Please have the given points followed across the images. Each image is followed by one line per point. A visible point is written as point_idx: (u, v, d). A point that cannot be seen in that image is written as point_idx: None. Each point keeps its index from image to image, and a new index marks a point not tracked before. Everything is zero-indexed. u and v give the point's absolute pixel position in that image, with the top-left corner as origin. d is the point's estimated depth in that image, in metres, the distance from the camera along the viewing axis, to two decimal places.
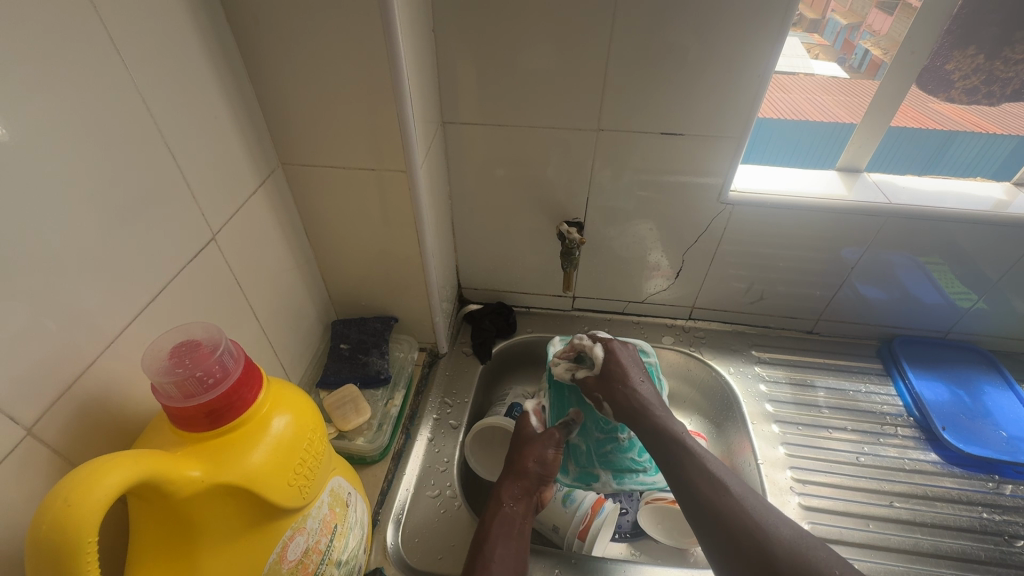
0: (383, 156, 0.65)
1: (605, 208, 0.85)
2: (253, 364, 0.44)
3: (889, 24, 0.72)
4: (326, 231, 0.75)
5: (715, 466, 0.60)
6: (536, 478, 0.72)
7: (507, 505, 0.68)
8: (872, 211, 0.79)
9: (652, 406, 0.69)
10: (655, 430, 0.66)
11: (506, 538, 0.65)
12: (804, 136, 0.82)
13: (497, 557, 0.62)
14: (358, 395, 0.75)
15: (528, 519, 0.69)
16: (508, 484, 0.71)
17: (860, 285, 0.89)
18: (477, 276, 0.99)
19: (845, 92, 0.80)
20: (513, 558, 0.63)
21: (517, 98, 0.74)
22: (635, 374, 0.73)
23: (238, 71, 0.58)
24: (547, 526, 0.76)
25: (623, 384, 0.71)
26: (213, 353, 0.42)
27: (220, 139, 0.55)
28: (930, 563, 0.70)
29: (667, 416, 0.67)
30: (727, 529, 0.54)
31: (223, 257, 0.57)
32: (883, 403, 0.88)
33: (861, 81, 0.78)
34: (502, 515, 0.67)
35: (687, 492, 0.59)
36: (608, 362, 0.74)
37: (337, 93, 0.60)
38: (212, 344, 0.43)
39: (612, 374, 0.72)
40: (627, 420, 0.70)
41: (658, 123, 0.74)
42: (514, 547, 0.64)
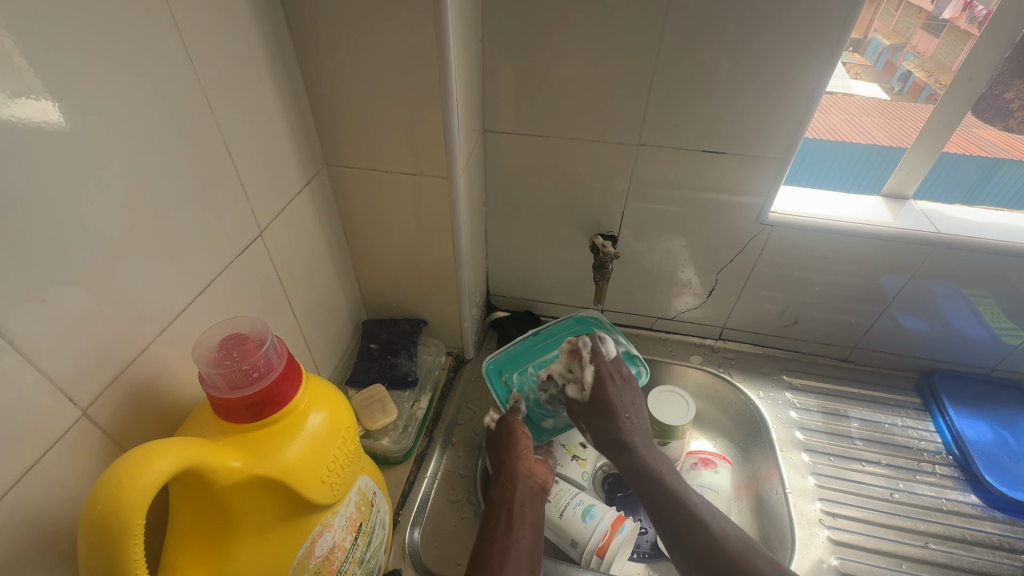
0: (426, 161, 0.66)
1: (639, 222, 0.84)
2: (294, 361, 0.45)
3: (935, 45, 0.71)
4: (364, 232, 0.76)
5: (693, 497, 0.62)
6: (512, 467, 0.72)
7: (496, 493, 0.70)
8: (917, 240, 0.76)
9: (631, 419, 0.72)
10: (635, 466, 0.68)
11: (506, 531, 0.64)
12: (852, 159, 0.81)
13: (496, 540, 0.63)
14: (385, 396, 0.74)
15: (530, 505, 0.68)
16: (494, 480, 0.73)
17: (899, 314, 0.86)
18: (506, 282, 1.00)
19: (883, 113, 0.78)
20: (518, 546, 0.63)
21: (559, 109, 0.74)
22: (624, 406, 0.73)
23: (293, 73, 0.60)
24: (566, 540, 0.75)
25: (613, 412, 0.73)
26: (256, 352, 0.43)
27: (272, 139, 0.57)
28: None
29: (648, 455, 0.69)
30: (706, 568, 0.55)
31: (267, 253, 0.59)
32: (920, 440, 0.84)
33: (902, 103, 0.77)
34: (499, 508, 0.68)
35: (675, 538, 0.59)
36: (597, 387, 0.75)
37: (385, 98, 0.61)
38: (258, 339, 0.44)
39: (598, 401, 0.74)
40: (608, 445, 0.72)
41: (699, 140, 0.73)
42: (517, 534, 0.64)
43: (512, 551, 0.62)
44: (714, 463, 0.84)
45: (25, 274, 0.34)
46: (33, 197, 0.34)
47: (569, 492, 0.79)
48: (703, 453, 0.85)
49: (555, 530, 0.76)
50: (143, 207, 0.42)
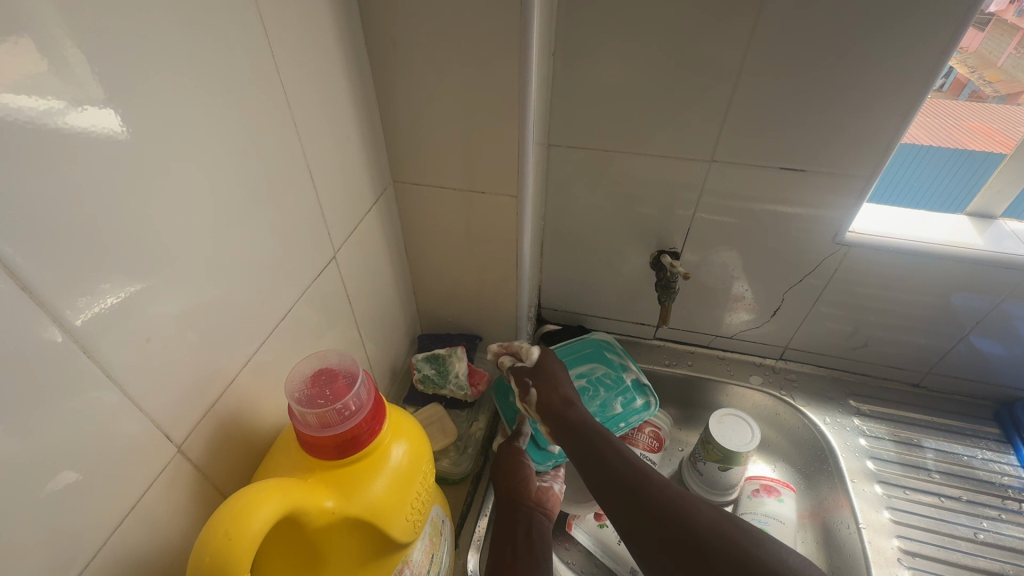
0: (496, 179, 0.64)
1: (705, 240, 0.81)
2: (381, 399, 0.43)
3: (981, 38, 0.64)
4: (425, 248, 0.75)
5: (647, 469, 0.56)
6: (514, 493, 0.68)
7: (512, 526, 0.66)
8: (1010, 264, 0.72)
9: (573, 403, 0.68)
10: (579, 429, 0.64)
11: (509, 565, 0.63)
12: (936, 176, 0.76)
13: None
14: (444, 416, 0.73)
15: (532, 536, 0.66)
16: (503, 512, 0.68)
17: (978, 339, 0.81)
18: (560, 297, 0.97)
19: (922, 111, 0.70)
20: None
21: (630, 124, 0.72)
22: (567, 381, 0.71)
23: (367, 91, 0.58)
24: (625, 568, 0.74)
25: (555, 383, 0.70)
26: (345, 395, 0.41)
27: (347, 159, 0.56)
28: None
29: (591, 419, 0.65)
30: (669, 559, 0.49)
31: (339, 275, 0.58)
32: (1002, 474, 0.79)
33: (938, 98, 0.69)
34: (500, 544, 0.66)
35: (631, 519, 0.53)
36: (543, 362, 0.73)
37: (459, 116, 0.59)
38: (347, 375, 0.42)
39: (545, 372, 0.71)
40: (550, 413, 0.67)
41: (779, 157, 0.70)
42: (520, 573, 0.62)
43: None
44: (777, 490, 0.81)
45: (133, 314, 0.33)
46: (142, 234, 0.33)
47: None
48: (764, 480, 0.83)
49: (614, 556, 0.75)
50: (235, 238, 0.42)
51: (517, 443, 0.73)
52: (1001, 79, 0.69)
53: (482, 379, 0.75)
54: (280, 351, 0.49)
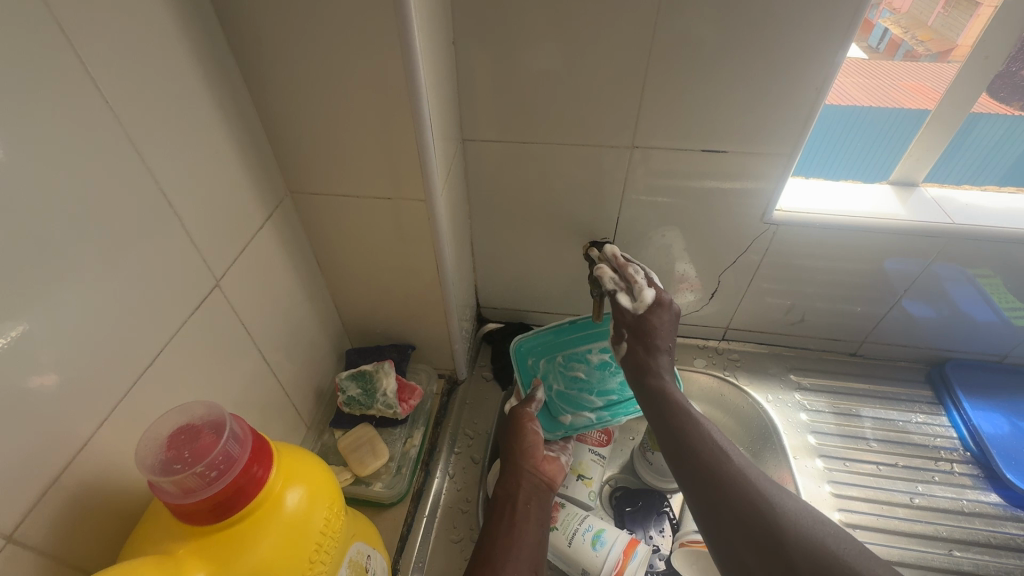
0: (400, 182, 0.59)
1: (636, 227, 0.79)
2: (258, 439, 0.39)
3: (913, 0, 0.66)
4: (338, 260, 0.69)
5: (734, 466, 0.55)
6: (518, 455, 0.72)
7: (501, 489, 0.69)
8: (931, 232, 0.72)
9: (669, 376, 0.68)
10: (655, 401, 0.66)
11: (508, 524, 0.65)
12: (861, 143, 0.76)
13: (501, 552, 0.62)
14: (375, 437, 0.69)
15: (533, 500, 0.69)
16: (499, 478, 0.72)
17: (909, 303, 0.82)
18: (498, 295, 0.94)
19: (863, 72, 0.70)
20: (521, 542, 0.63)
21: (543, 113, 0.68)
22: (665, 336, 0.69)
23: (240, 98, 0.53)
24: (576, 570, 0.72)
25: (650, 345, 0.69)
26: (206, 456, 0.36)
27: (223, 176, 0.51)
28: None
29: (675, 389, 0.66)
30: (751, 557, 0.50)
31: (226, 302, 0.53)
32: (935, 436, 0.81)
33: (877, 61, 0.70)
34: (501, 505, 0.68)
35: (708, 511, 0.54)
36: (653, 312, 0.68)
37: (349, 119, 0.54)
38: (214, 428, 0.37)
39: (642, 330, 0.69)
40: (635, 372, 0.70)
41: (698, 138, 0.68)
42: (519, 534, 0.64)
43: (513, 549, 0.62)
44: None
45: None
46: None
47: (577, 518, 0.75)
48: None
49: (565, 560, 0.73)
50: (67, 282, 0.37)
51: (525, 408, 0.77)
52: (932, 39, 0.68)
53: (413, 394, 0.72)
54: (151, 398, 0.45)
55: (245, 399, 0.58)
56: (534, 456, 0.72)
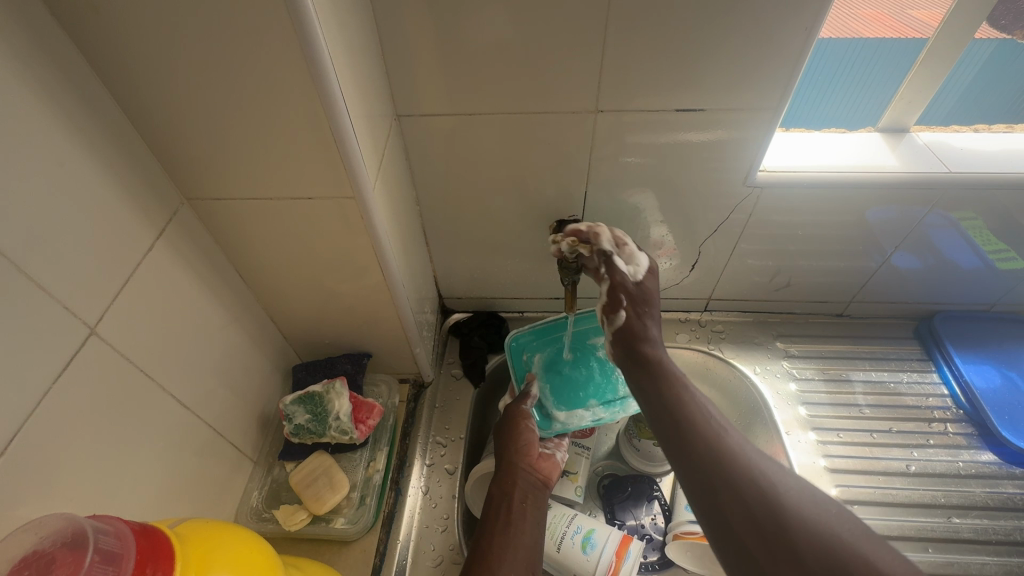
0: (321, 178, 0.49)
1: (604, 200, 0.70)
2: (142, 540, 0.31)
3: None
4: (264, 271, 0.59)
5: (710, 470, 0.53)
6: (516, 450, 0.67)
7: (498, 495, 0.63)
8: (927, 184, 0.65)
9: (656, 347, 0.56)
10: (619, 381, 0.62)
11: (506, 525, 0.60)
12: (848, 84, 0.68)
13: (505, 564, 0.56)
14: (331, 466, 0.63)
15: (529, 499, 0.63)
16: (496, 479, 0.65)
17: (899, 257, 0.76)
18: (460, 284, 0.85)
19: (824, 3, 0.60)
20: (518, 545, 0.58)
21: (487, 78, 0.58)
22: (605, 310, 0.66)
23: (91, 88, 0.41)
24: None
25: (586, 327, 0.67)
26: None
27: (77, 192, 0.40)
28: None
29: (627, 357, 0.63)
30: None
31: (111, 351, 0.43)
32: (928, 396, 0.79)
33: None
34: (498, 502, 0.63)
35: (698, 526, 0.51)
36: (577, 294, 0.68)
37: (242, 105, 0.44)
38: (72, 562, 0.28)
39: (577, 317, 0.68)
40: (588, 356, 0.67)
41: (670, 95, 0.58)
42: (517, 535, 0.59)
43: (510, 553, 0.57)
44: None
45: None
46: None
47: (564, 520, 0.70)
48: None
49: (553, 564, 0.68)
50: None
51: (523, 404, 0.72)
52: None
53: (370, 414, 0.65)
54: (7, 486, 0.36)
55: (160, 451, 0.49)
56: (533, 452, 0.67)
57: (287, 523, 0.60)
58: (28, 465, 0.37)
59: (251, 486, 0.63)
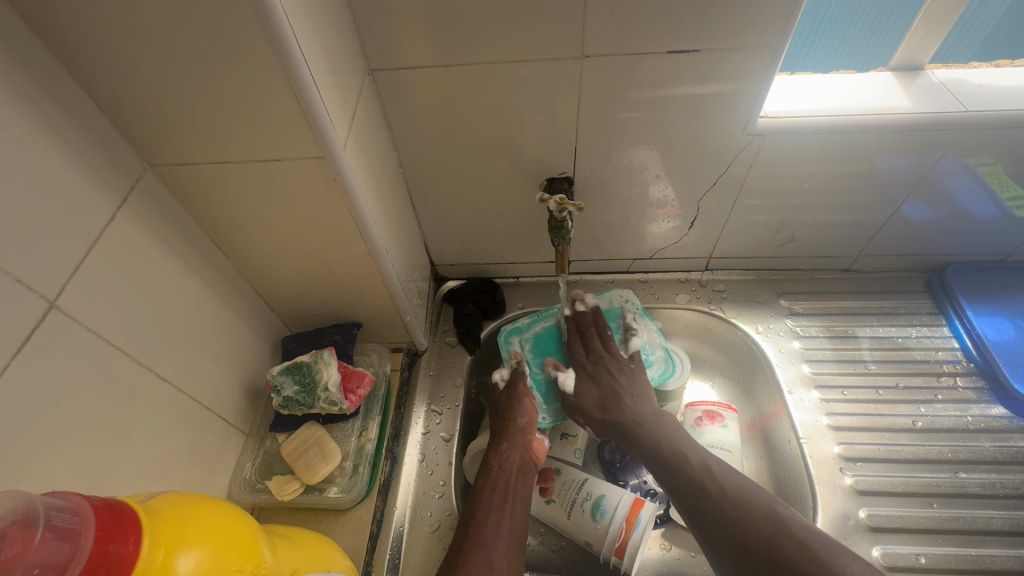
0: (287, 139, 0.46)
1: (595, 155, 0.67)
2: (102, 518, 0.31)
3: None
4: (239, 241, 0.57)
5: (701, 464, 0.61)
6: (516, 429, 0.67)
7: (495, 467, 0.64)
8: (942, 125, 0.61)
9: (641, 401, 0.68)
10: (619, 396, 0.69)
11: (500, 502, 0.61)
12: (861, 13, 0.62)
13: (491, 529, 0.58)
14: (323, 436, 0.63)
15: (522, 479, 0.64)
16: (495, 448, 0.66)
17: (908, 207, 0.72)
18: (452, 250, 0.82)
19: None
20: (511, 521, 0.60)
21: (462, 25, 0.54)
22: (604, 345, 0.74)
23: (27, 44, 0.38)
24: (579, 541, 0.68)
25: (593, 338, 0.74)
26: (11, 574, 0.27)
27: (23, 161, 0.38)
28: (982, 542, 0.64)
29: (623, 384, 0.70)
30: (774, 547, 0.51)
31: (75, 327, 0.42)
32: (938, 350, 0.77)
33: None
34: (494, 479, 0.63)
35: (705, 530, 0.57)
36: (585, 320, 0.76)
37: (192, 60, 0.40)
38: (18, 533, 0.27)
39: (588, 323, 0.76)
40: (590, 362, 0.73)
41: (660, 37, 0.54)
42: (510, 514, 0.60)
43: (505, 528, 0.58)
44: (720, 415, 0.74)
45: None
46: None
47: (573, 488, 0.70)
48: (706, 405, 0.75)
49: (567, 531, 0.69)
50: None
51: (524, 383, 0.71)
52: None
53: (360, 383, 0.65)
54: None
55: (143, 426, 0.49)
56: (530, 433, 0.67)
57: (280, 493, 0.60)
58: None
59: (244, 457, 0.63)
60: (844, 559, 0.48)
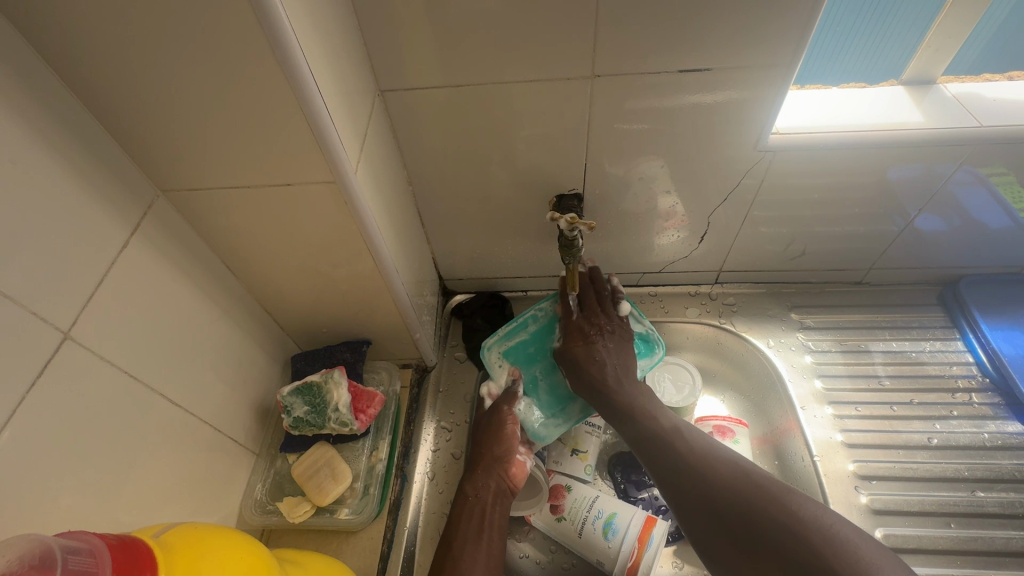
0: (299, 164, 0.46)
1: (605, 172, 0.67)
2: (118, 556, 0.30)
3: None
4: (251, 262, 0.57)
5: (686, 444, 0.59)
6: (493, 456, 0.64)
7: (472, 496, 0.62)
8: (956, 140, 0.60)
9: (625, 377, 0.67)
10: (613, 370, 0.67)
11: (476, 533, 0.59)
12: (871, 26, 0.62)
13: (467, 560, 0.56)
14: (333, 457, 0.63)
15: (499, 507, 0.62)
16: (472, 477, 0.64)
17: (921, 220, 0.71)
18: (460, 265, 0.82)
19: None
20: (486, 554, 0.57)
21: (472, 46, 0.54)
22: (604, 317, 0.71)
23: (42, 77, 0.38)
24: (591, 560, 0.68)
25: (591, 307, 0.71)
26: None
27: (38, 193, 0.38)
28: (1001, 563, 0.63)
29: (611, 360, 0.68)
30: (747, 514, 0.50)
31: (90, 356, 0.42)
32: (952, 364, 0.76)
33: None
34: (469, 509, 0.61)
35: (680, 500, 0.56)
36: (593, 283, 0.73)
37: (206, 90, 0.41)
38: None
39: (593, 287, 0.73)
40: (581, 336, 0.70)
41: (670, 56, 0.54)
42: (485, 548, 0.57)
43: (478, 563, 0.56)
44: (732, 431, 0.73)
45: None
46: None
47: (585, 505, 0.69)
48: (717, 420, 0.75)
49: (578, 550, 0.68)
50: None
51: (507, 405, 0.68)
52: None
53: (371, 403, 0.65)
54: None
55: (157, 452, 0.49)
56: (510, 458, 0.64)
57: (291, 515, 0.60)
58: (12, 477, 0.37)
59: (255, 478, 0.63)
60: (805, 503, 0.49)
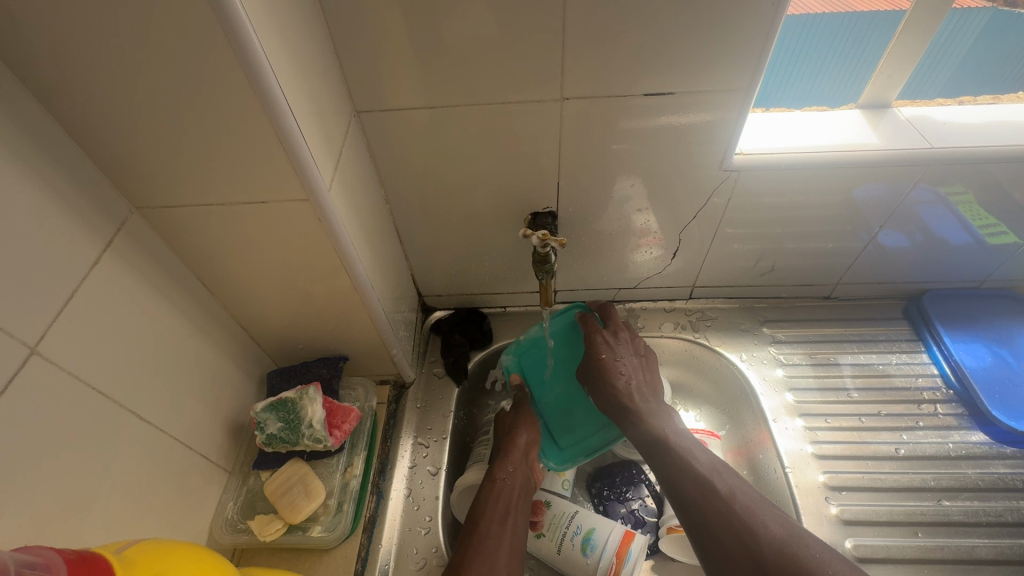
0: (274, 183, 0.47)
1: (579, 193, 0.69)
2: (78, 568, 0.30)
3: None
4: (225, 279, 0.58)
5: (724, 485, 0.57)
6: (518, 446, 0.68)
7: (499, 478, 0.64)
8: (910, 161, 0.63)
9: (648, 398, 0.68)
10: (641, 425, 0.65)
11: (502, 515, 0.61)
12: (827, 54, 0.65)
13: (493, 538, 0.58)
14: (307, 473, 0.63)
15: (522, 491, 0.64)
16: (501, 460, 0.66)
17: (883, 236, 0.74)
18: (439, 281, 0.83)
19: None
20: (512, 534, 0.60)
21: (447, 70, 0.56)
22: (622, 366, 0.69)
23: (16, 96, 0.39)
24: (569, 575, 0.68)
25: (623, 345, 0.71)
26: None
27: (11, 211, 0.38)
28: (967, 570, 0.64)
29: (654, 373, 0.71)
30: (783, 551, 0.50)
31: (59, 370, 0.42)
32: (918, 376, 0.78)
33: None
34: (493, 491, 0.63)
35: (706, 546, 0.54)
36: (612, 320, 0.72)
37: (182, 110, 0.42)
38: None
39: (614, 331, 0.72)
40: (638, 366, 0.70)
41: (638, 82, 0.57)
42: (512, 525, 0.60)
43: (505, 542, 0.58)
44: (707, 443, 0.74)
45: None
46: None
47: (564, 520, 0.69)
48: (690, 433, 0.76)
49: (557, 565, 0.68)
50: None
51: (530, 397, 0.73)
52: None
53: (346, 418, 0.65)
54: None
55: (126, 470, 0.48)
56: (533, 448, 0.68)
57: (262, 533, 0.60)
58: None
59: (227, 496, 0.62)
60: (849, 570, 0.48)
